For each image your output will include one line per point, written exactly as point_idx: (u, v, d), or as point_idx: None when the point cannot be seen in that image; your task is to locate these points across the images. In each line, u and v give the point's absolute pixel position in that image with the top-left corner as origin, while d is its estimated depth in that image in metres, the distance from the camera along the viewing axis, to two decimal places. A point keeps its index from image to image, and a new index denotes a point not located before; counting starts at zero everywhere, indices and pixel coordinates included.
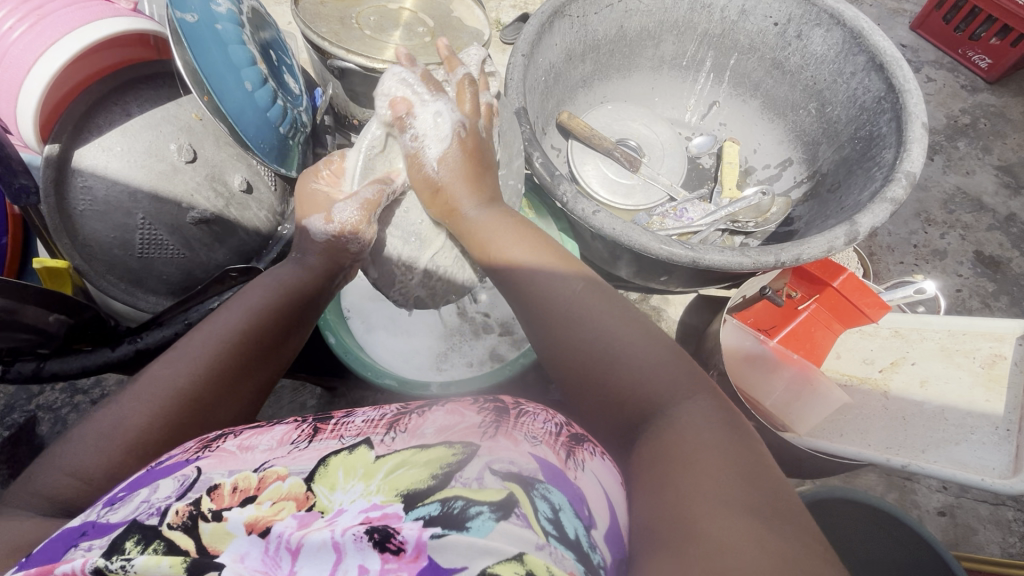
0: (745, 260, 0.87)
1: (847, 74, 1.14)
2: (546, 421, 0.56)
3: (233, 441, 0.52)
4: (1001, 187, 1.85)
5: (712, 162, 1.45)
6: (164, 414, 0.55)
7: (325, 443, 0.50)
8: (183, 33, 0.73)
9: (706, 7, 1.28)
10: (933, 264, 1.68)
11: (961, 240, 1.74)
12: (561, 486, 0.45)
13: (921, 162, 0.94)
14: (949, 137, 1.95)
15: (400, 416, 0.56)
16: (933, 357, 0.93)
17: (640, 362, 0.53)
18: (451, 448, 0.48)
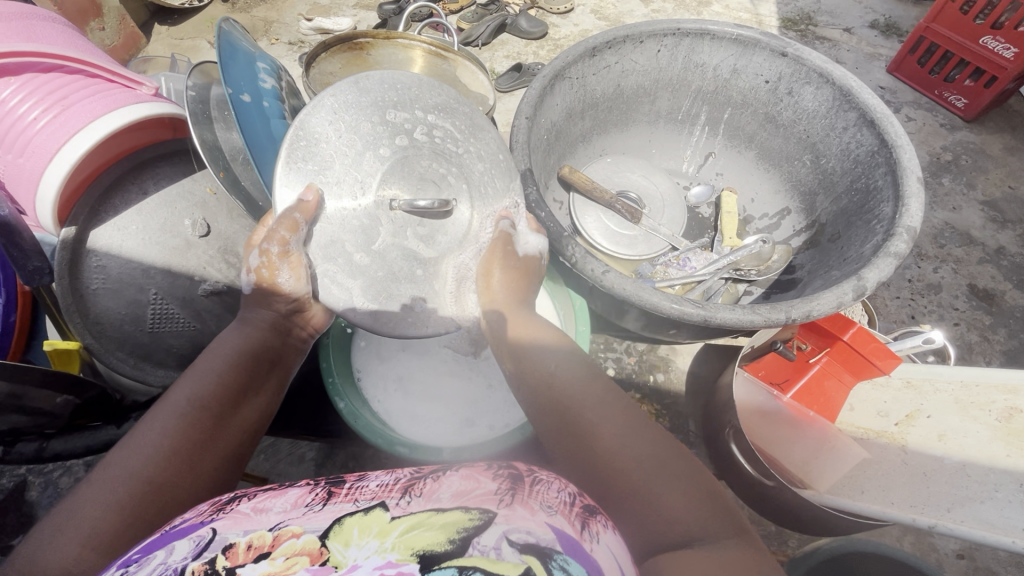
0: (756, 318, 0.88)
1: (840, 128, 1.18)
2: (561, 489, 0.52)
3: (248, 503, 0.49)
4: (989, 222, 1.89)
5: (711, 211, 1.48)
6: (118, 499, 0.54)
7: (341, 505, 0.48)
8: (233, 107, 0.77)
9: (699, 67, 1.33)
10: (929, 298, 1.70)
11: (954, 274, 1.76)
12: (579, 558, 0.43)
13: (920, 217, 0.95)
14: (933, 173, 2.02)
15: (414, 480, 0.53)
16: (948, 409, 0.92)
17: (645, 455, 0.58)
18: (469, 511, 0.45)
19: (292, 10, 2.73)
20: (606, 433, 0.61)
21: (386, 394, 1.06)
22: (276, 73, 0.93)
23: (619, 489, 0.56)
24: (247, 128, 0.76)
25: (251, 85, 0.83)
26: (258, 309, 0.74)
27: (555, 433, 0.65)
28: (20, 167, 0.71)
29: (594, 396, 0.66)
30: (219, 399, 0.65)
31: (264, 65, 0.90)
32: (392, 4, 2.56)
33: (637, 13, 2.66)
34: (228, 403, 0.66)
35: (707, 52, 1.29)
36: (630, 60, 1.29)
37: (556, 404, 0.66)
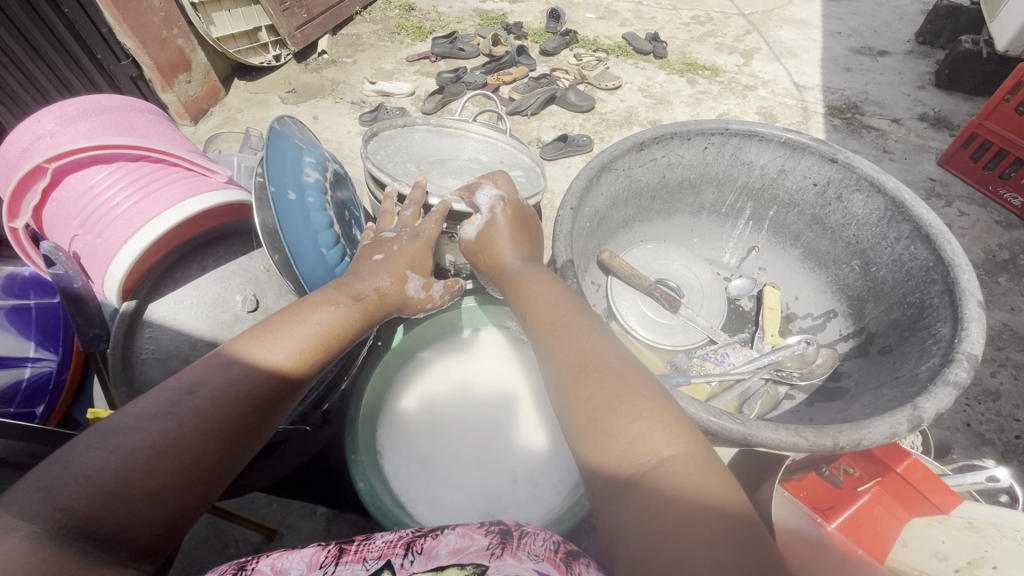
0: (800, 441, 0.83)
1: (891, 239, 1.15)
2: (547, 536, 0.55)
3: (265, 562, 0.51)
4: None
5: (752, 305, 1.45)
6: (163, 456, 0.55)
7: (353, 571, 0.50)
8: (273, 204, 0.81)
9: (745, 164, 1.34)
10: (987, 405, 1.59)
11: (1015, 380, 1.64)
12: None
13: (982, 344, 0.90)
14: (989, 271, 1.93)
15: (416, 538, 0.55)
16: (1019, 564, 0.83)
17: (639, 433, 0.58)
18: (462, 567, 0.49)
19: (359, 73, 2.95)
20: (621, 413, 0.60)
21: (407, 475, 1.04)
22: (322, 164, 0.98)
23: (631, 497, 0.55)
24: (286, 225, 0.81)
25: (293, 179, 0.87)
26: (388, 280, 0.82)
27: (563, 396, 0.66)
28: (97, 246, 0.79)
29: (612, 371, 0.65)
30: (255, 401, 0.62)
31: (311, 157, 0.95)
32: (450, 74, 2.75)
33: (683, 92, 2.75)
34: (266, 406, 0.63)
35: (755, 152, 1.30)
36: (676, 155, 1.32)
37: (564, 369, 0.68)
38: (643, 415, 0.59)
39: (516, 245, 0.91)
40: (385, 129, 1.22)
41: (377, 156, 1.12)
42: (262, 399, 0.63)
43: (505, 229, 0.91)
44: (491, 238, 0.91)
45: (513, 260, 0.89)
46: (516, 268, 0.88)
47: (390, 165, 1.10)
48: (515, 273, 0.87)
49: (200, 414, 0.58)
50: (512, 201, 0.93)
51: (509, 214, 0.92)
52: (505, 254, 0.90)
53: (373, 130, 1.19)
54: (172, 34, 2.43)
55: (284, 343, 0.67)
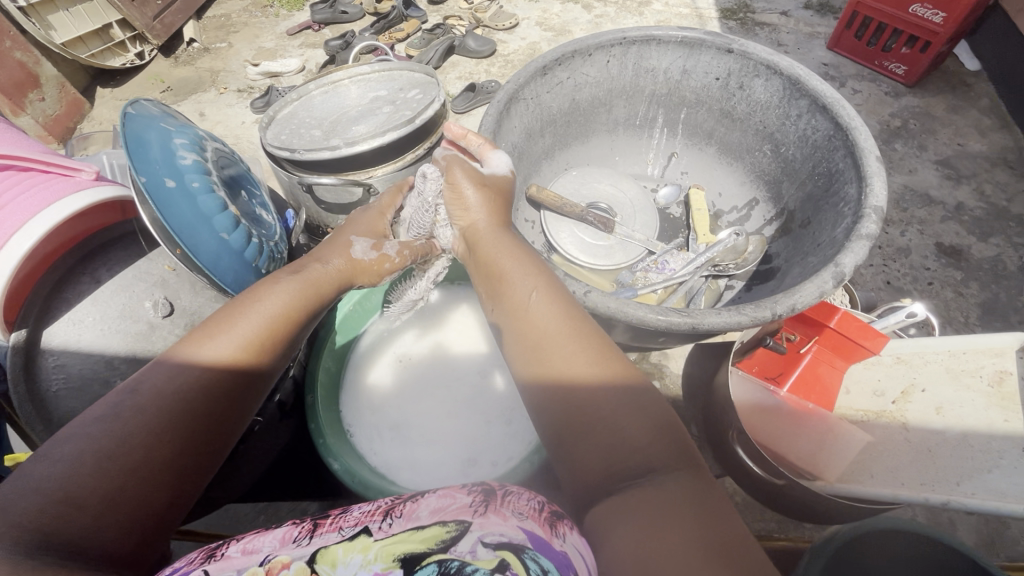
0: (743, 319, 0.87)
1: (794, 116, 1.20)
2: (530, 498, 0.54)
3: (236, 546, 0.50)
4: (945, 180, 1.94)
5: (681, 210, 1.50)
6: (120, 459, 0.52)
7: (326, 538, 0.50)
8: (149, 194, 0.75)
9: (649, 72, 1.34)
10: (900, 262, 1.74)
11: (921, 234, 1.80)
12: (549, 552, 0.46)
13: (885, 195, 0.97)
14: (886, 140, 2.07)
15: (397, 504, 0.56)
16: (942, 381, 0.93)
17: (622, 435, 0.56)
18: (446, 525, 0.49)
19: (238, 56, 2.70)
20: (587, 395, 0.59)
21: (382, 445, 1.02)
22: (197, 144, 0.89)
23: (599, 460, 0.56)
24: (170, 214, 0.76)
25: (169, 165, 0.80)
26: (340, 260, 0.81)
27: (537, 387, 0.63)
28: None
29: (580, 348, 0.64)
30: (203, 393, 0.60)
31: (185, 138, 0.86)
32: (339, 41, 2.57)
33: (582, 19, 2.70)
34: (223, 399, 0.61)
35: (656, 56, 1.30)
36: (581, 73, 1.30)
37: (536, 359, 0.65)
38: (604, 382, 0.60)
39: (494, 211, 0.84)
40: (284, 109, 1.14)
41: (283, 137, 1.06)
42: (219, 397, 0.61)
43: (493, 186, 0.85)
44: (487, 192, 0.83)
45: (487, 222, 0.82)
46: (484, 233, 0.81)
47: (295, 140, 1.04)
48: (488, 242, 0.80)
49: (150, 410, 0.56)
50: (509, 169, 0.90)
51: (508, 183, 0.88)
52: (477, 216, 0.83)
53: (270, 115, 1.10)
54: (4, 46, 2.13)
55: (223, 340, 0.64)
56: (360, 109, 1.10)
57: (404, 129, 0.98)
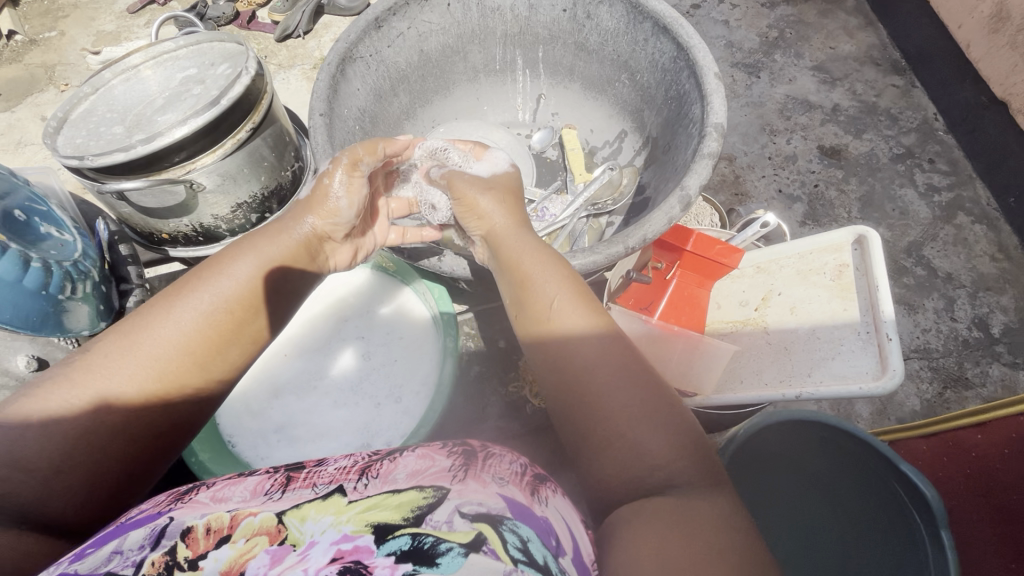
0: (598, 258, 0.87)
1: (641, 41, 1.18)
2: (512, 461, 0.65)
3: (205, 492, 0.55)
4: (820, 84, 2.02)
5: (557, 153, 1.47)
6: (90, 440, 0.57)
7: (300, 493, 0.55)
8: None
9: (496, 11, 1.27)
10: (788, 169, 1.84)
11: (804, 140, 1.90)
12: (527, 521, 0.53)
13: (724, 112, 0.98)
14: (766, 52, 2.11)
15: (371, 463, 0.62)
16: (794, 282, 0.99)
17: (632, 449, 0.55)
18: (422, 491, 0.55)
19: (76, 45, 2.36)
20: (591, 373, 0.59)
21: (266, 446, 0.98)
22: None
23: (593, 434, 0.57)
24: None
25: None
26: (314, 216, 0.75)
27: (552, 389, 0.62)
28: None
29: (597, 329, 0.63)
30: (176, 369, 0.61)
31: None
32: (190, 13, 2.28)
33: None
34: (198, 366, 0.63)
35: None
36: (422, 21, 1.21)
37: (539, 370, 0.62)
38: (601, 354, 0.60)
39: (514, 208, 0.81)
40: (77, 108, 0.98)
41: (78, 141, 0.92)
42: (188, 373, 0.63)
43: (497, 187, 0.82)
44: (468, 193, 0.81)
45: (500, 218, 0.79)
46: (495, 220, 0.79)
47: (94, 141, 0.91)
48: (499, 235, 0.77)
49: (128, 387, 0.60)
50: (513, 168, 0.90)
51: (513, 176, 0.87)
52: (490, 210, 0.79)
53: (59, 117, 0.95)
54: None
55: (172, 323, 0.62)
56: (167, 94, 0.98)
57: (212, 111, 0.88)
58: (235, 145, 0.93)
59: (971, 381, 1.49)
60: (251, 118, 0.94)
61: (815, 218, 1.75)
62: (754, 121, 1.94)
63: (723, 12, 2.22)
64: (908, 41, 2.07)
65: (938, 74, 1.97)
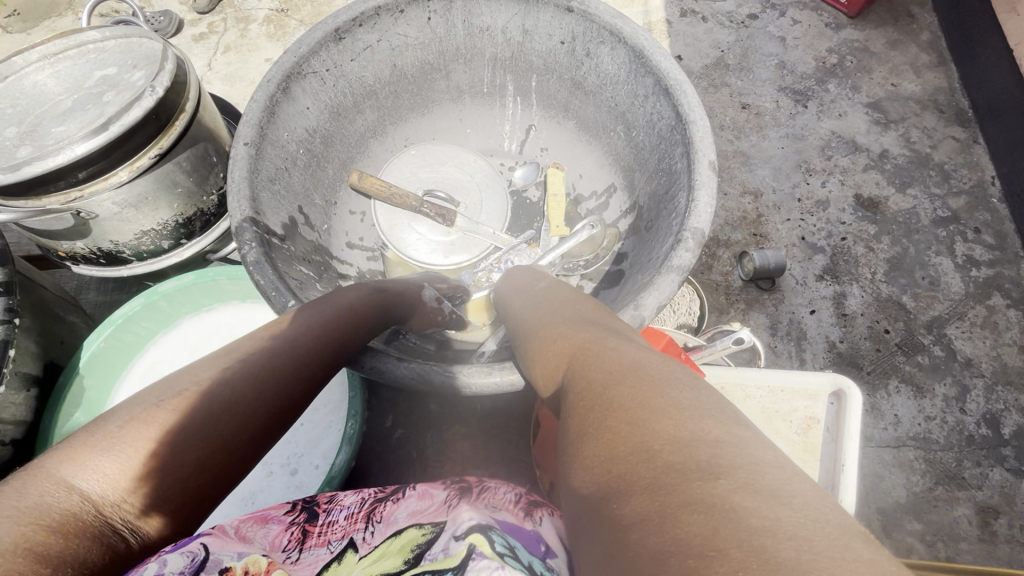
0: (516, 377, 0.74)
1: (641, 96, 1.01)
2: (506, 491, 0.61)
3: (230, 528, 0.52)
4: (873, 124, 1.79)
5: (539, 193, 1.31)
6: (170, 442, 0.49)
7: (317, 555, 0.52)
8: None
9: (485, 31, 1.10)
10: (818, 216, 1.63)
11: (841, 186, 1.68)
12: (521, 535, 0.52)
13: (709, 214, 0.82)
14: (820, 79, 1.88)
15: (375, 504, 0.58)
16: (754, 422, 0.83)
17: (629, 379, 0.46)
18: (422, 528, 0.52)
19: None
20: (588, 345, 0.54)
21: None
22: None
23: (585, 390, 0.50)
24: None
25: None
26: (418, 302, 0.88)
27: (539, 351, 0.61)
28: None
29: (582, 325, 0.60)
30: (243, 381, 0.55)
31: None
32: None
33: None
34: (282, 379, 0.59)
35: (488, 13, 1.07)
36: (396, 35, 1.06)
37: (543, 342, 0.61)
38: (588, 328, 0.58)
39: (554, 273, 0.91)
40: None
41: None
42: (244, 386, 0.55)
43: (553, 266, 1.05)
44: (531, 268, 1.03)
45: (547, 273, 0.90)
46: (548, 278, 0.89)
47: None
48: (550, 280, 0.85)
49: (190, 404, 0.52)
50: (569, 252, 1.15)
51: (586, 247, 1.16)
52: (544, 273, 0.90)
53: None
54: None
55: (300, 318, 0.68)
56: (76, 98, 0.85)
57: (97, 139, 0.75)
58: (132, 174, 0.81)
59: (967, 481, 1.33)
60: (157, 143, 0.82)
61: (835, 274, 1.55)
62: (791, 156, 1.72)
63: (782, 28, 1.98)
64: (981, 91, 1.81)
65: (1008, 136, 1.71)
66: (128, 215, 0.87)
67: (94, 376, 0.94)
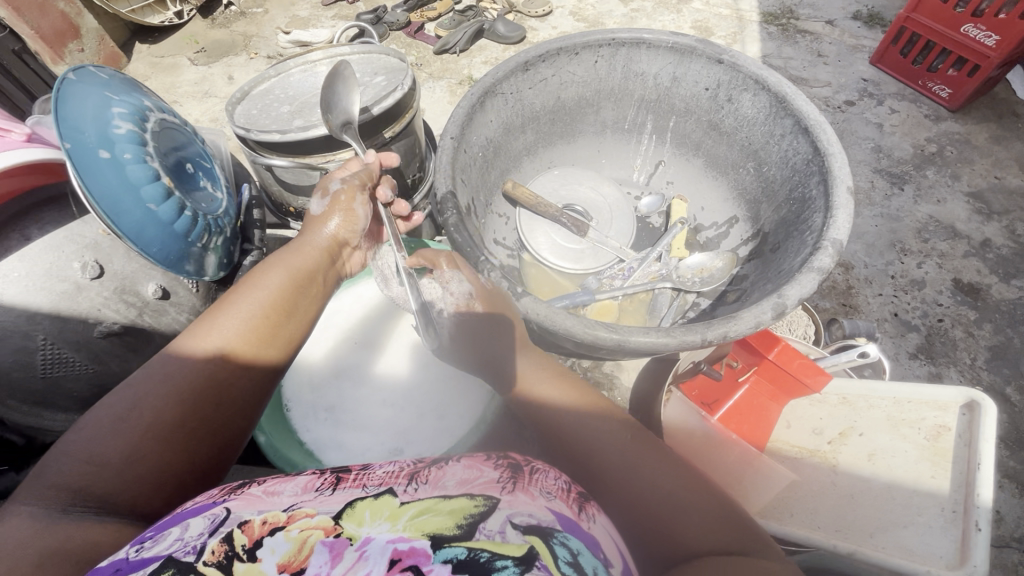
0: (671, 341, 0.83)
1: (777, 136, 1.15)
2: (558, 478, 0.61)
3: (257, 488, 0.54)
4: (974, 214, 1.82)
5: (662, 221, 1.46)
6: (147, 428, 0.60)
7: (350, 491, 0.53)
8: (74, 164, 0.74)
9: (639, 76, 1.30)
10: (913, 294, 1.64)
11: (939, 269, 1.70)
12: (577, 533, 0.50)
13: (847, 230, 0.93)
14: (918, 166, 1.95)
15: (420, 468, 0.59)
16: (880, 428, 0.89)
17: (647, 489, 0.61)
18: (474, 499, 0.51)
19: (272, 24, 2.73)
20: (598, 462, 0.65)
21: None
22: (143, 114, 0.87)
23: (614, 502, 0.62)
24: (94, 182, 0.76)
25: (98, 133, 0.79)
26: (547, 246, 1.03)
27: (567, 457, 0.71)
28: None
29: (582, 426, 0.70)
30: (195, 375, 0.65)
31: (123, 108, 0.83)
32: (370, 15, 2.53)
33: (616, 12, 2.63)
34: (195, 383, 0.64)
35: (645, 61, 1.27)
36: (567, 72, 1.28)
37: (553, 428, 0.71)
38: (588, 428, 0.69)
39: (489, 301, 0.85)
40: (260, 85, 1.14)
41: (253, 113, 1.07)
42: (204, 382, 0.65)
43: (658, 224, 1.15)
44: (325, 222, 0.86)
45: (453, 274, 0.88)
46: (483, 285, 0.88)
47: (263, 116, 1.05)
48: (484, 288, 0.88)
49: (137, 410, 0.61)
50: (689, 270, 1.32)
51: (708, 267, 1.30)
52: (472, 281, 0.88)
53: (244, 90, 1.11)
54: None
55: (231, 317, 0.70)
56: None
57: (361, 115, 0.97)
58: (371, 148, 1.03)
59: None
60: (392, 128, 1.05)
61: (932, 355, 1.53)
62: (886, 234, 1.77)
63: (881, 115, 2.10)
64: None
65: None
66: None
67: None
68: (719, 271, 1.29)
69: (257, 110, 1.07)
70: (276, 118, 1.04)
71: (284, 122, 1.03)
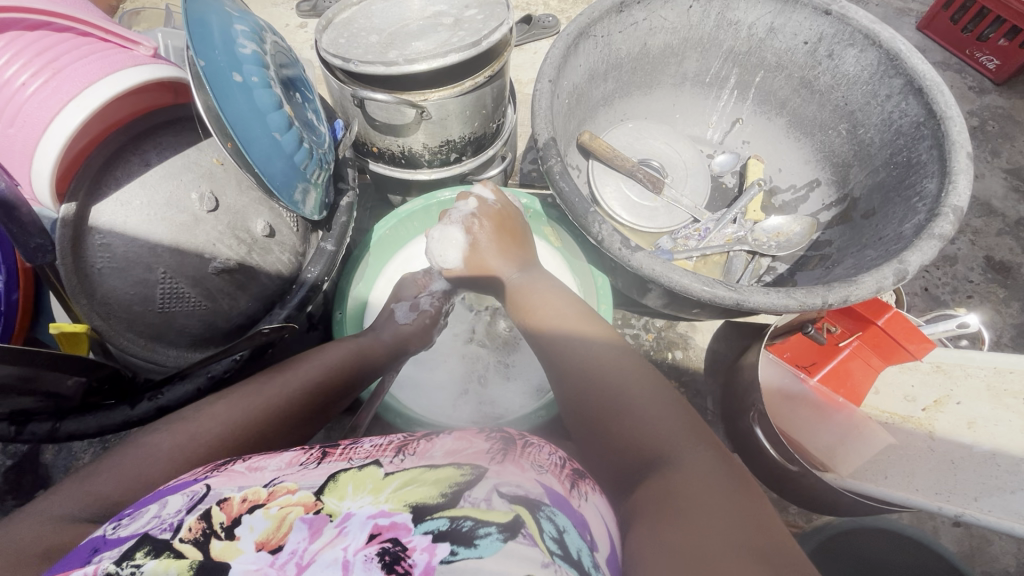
0: (791, 303, 0.82)
1: (882, 96, 1.11)
2: (550, 453, 0.58)
3: (242, 463, 0.51)
4: (1011, 191, 1.61)
5: (735, 181, 1.42)
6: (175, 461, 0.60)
7: (335, 463, 0.51)
8: (206, 78, 0.63)
9: (732, 25, 1.23)
10: (943, 270, 1.48)
11: (970, 245, 1.52)
12: (565, 510, 0.47)
13: (968, 196, 0.90)
14: None
15: (408, 441, 0.56)
16: (980, 397, 0.91)
17: (635, 416, 0.60)
18: (460, 469, 0.49)
19: None
20: (600, 399, 0.64)
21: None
22: (259, 35, 0.76)
23: (606, 438, 0.61)
24: (225, 105, 0.65)
25: (226, 51, 0.67)
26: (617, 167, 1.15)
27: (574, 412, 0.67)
28: (11, 139, 0.61)
29: (587, 360, 0.70)
30: (266, 412, 0.69)
31: (245, 26, 0.73)
32: None
33: None
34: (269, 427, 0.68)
35: (743, 8, 1.20)
36: (659, 17, 1.20)
37: (562, 364, 0.72)
38: (586, 351, 0.71)
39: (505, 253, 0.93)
40: (341, 14, 1.06)
41: (340, 42, 1.00)
42: (261, 416, 0.68)
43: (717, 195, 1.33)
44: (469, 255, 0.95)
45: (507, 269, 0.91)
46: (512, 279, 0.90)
47: (352, 45, 0.98)
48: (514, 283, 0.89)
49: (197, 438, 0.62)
50: (771, 235, 1.28)
51: (792, 232, 1.27)
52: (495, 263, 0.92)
53: (327, 18, 1.03)
54: None
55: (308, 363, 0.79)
56: (422, 23, 1.03)
57: (467, 52, 0.90)
58: (471, 88, 0.97)
59: None
60: (493, 67, 0.98)
61: None
62: None
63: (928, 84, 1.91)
64: None
65: None
66: (450, 125, 1.04)
67: (375, 255, 1.13)
68: (801, 237, 1.26)
69: (344, 39, 1.00)
70: (365, 48, 0.98)
71: (378, 54, 0.96)
